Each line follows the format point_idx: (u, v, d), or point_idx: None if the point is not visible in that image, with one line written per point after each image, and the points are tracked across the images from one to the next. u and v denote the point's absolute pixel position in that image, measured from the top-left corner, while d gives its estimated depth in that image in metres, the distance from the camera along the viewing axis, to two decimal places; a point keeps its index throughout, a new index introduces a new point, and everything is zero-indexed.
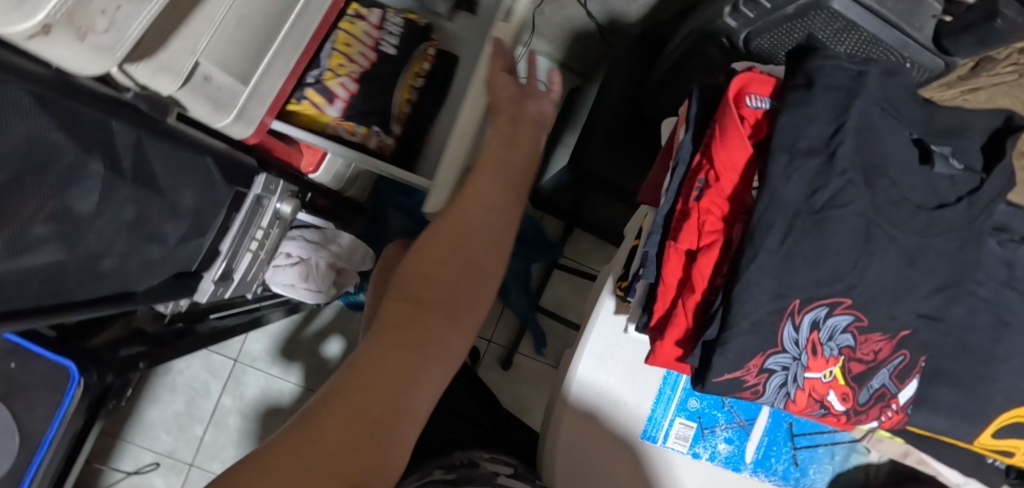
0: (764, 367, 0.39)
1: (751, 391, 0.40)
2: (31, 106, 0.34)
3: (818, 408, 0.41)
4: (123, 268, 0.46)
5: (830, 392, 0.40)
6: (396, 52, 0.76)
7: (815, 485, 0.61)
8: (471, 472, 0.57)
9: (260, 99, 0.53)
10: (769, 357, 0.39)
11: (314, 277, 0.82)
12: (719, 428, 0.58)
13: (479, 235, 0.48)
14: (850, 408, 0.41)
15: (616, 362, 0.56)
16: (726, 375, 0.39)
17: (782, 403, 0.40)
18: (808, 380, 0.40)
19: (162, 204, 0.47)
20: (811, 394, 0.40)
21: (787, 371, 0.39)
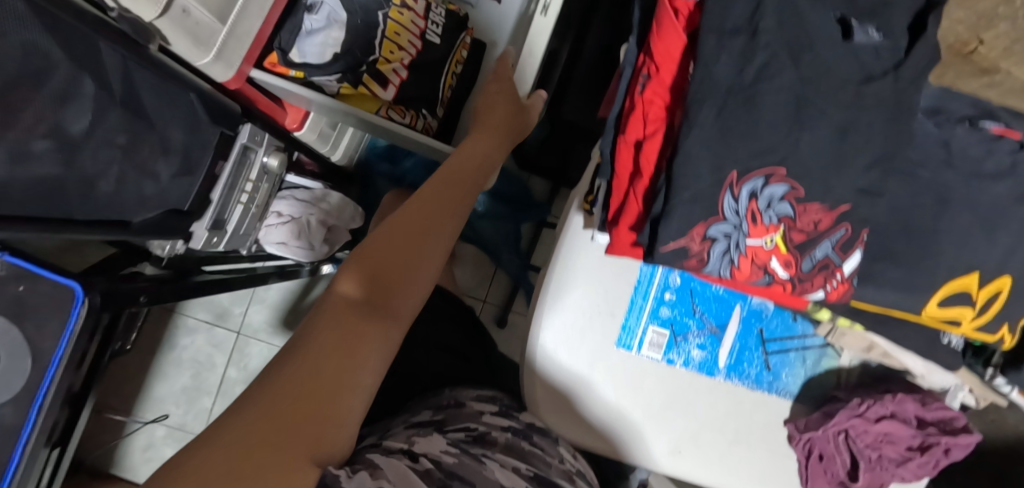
0: (707, 236, 0.42)
1: (697, 260, 0.42)
2: (27, 16, 0.38)
3: (761, 274, 0.43)
4: (118, 194, 0.51)
5: (772, 259, 0.43)
6: (440, 42, 0.74)
7: (788, 389, 0.64)
8: (459, 411, 0.58)
9: (239, 40, 0.58)
10: (710, 226, 0.41)
11: (305, 235, 0.86)
12: (691, 335, 0.61)
13: (416, 239, 0.46)
14: (791, 275, 0.43)
15: (587, 275, 0.58)
16: (672, 244, 0.41)
17: (727, 270, 0.43)
18: (750, 248, 0.42)
19: (151, 135, 0.52)
20: (753, 261, 0.42)
21: (728, 238, 0.42)
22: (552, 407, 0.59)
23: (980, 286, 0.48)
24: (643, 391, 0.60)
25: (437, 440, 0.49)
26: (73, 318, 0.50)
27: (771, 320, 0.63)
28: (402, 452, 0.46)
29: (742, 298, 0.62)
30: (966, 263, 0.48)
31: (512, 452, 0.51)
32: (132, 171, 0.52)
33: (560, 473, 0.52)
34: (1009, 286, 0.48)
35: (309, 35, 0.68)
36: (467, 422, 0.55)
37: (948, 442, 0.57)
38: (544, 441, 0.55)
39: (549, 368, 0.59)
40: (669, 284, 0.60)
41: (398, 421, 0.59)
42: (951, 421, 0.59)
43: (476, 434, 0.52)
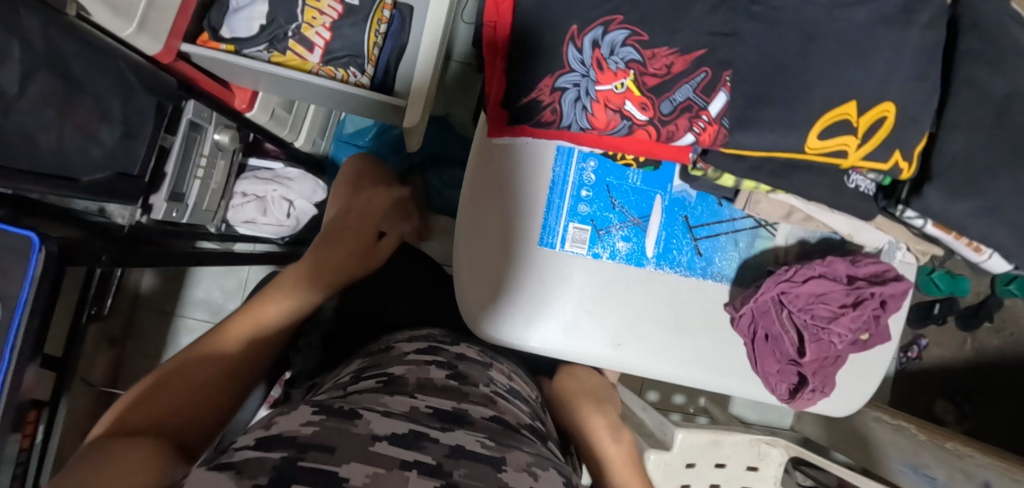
0: (557, 87, 0.45)
1: (550, 112, 0.46)
2: None
3: (619, 119, 0.46)
4: (65, 155, 0.57)
5: (626, 102, 0.45)
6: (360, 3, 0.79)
7: (724, 273, 0.64)
8: (385, 353, 0.57)
9: (159, 12, 0.65)
10: (558, 78, 0.45)
11: (272, 211, 0.94)
12: (613, 228, 0.62)
13: (220, 352, 0.51)
14: (651, 117, 0.46)
15: (499, 181, 0.61)
16: (528, 99, 0.46)
17: (583, 118, 0.46)
18: (601, 93, 0.45)
19: (89, 100, 0.58)
20: (606, 106, 0.45)
21: (578, 87, 0.45)
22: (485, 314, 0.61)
23: (860, 114, 0.46)
24: (570, 285, 0.62)
25: (302, 412, 0.37)
26: (32, 266, 0.55)
27: (695, 207, 0.64)
28: (249, 444, 0.33)
29: (661, 188, 0.63)
30: None
31: (426, 387, 0.47)
32: (73, 131, 0.57)
33: (479, 396, 0.49)
34: (894, 111, 0.47)
35: (236, 12, 0.74)
36: (387, 367, 0.51)
37: (878, 291, 0.58)
38: (470, 367, 0.55)
39: (472, 272, 0.61)
40: (584, 181, 0.62)
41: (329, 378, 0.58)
42: (883, 273, 0.59)
43: (388, 378, 0.48)
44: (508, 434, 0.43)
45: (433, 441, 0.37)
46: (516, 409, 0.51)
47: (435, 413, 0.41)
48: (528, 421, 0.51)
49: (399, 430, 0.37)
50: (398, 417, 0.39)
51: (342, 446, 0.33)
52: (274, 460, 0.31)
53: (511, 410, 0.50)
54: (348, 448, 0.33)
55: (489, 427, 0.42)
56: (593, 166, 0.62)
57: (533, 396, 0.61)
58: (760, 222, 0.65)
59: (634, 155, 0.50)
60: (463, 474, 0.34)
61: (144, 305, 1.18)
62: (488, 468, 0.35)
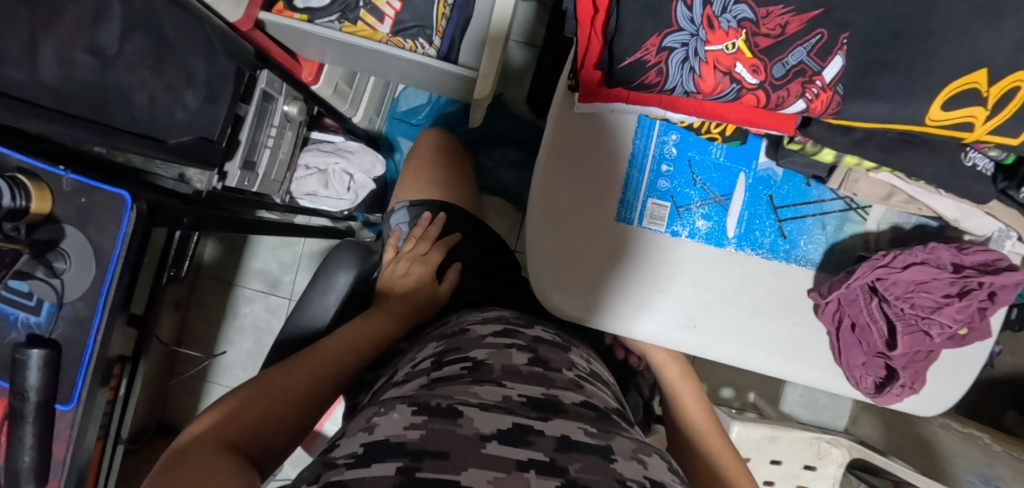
0: (664, 47, 0.44)
1: (655, 72, 0.45)
2: None
3: (727, 82, 0.44)
4: (153, 115, 0.58)
5: (736, 64, 0.43)
6: None
7: (809, 257, 0.61)
8: (459, 337, 0.54)
9: None
10: (666, 37, 0.43)
11: (333, 183, 0.95)
12: (694, 206, 0.60)
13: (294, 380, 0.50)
14: (762, 81, 0.44)
15: (577, 152, 0.59)
16: (629, 59, 0.45)
17: (688, 79, 0.44)
18: (710, 54, 0.43)
19: (176, 64, 0.59)
20: (714, 67, 0.43)
21: (686, 47, 0.43)
22: (558, 288, 0.59)
23: (990, 84, 0.42)
24: (648, 262, 0.60)
25: (403, 411, 0.35)
26: (125, 223, 0.57)
27: (781, 187, 0.61)
28: (354, 452, 0.32)
29: (746, 165, 0.60)
30: None
31: (511, 372, 0.45)
32: (163, 92, 0.59)
33: (566, 381, 0.46)
34: None
35: None
36: (468, 351, 0.49)
37: (987, 281, 0.53)
38: (551, 351, 0.52)
39: (548, 248, 0.58)
40: (665, 155, 0.60)
41: (405, 360, 0.55)
42: (994, 262, 0.54)
43: (473, 364, 0.46)
44: (604, 418, 0.41)
45: (540, 434, 0.35)
46: (604, 393, 0.48)
47: (530, 403, 0.39)
48: (618, 407, 0.48)
49: (504, 425, 0.35)
50: (496, 410, 0.37)
51: (455, 452, 0.31)
52: (392, 476, 0.29)
53: (600, 394, 0.47)
54: (462, 454, 0.31)
55: (584, 415, 0.40)
56: (675, 140, 0.60)
57: (613, 382, 0.57)
58: (851, 204, 0.61)
59: (737, 124, 0.49)
60: (578, 468, 0.32)
61: (206, 273, 1.22)
62: (598, 458, 0.33)
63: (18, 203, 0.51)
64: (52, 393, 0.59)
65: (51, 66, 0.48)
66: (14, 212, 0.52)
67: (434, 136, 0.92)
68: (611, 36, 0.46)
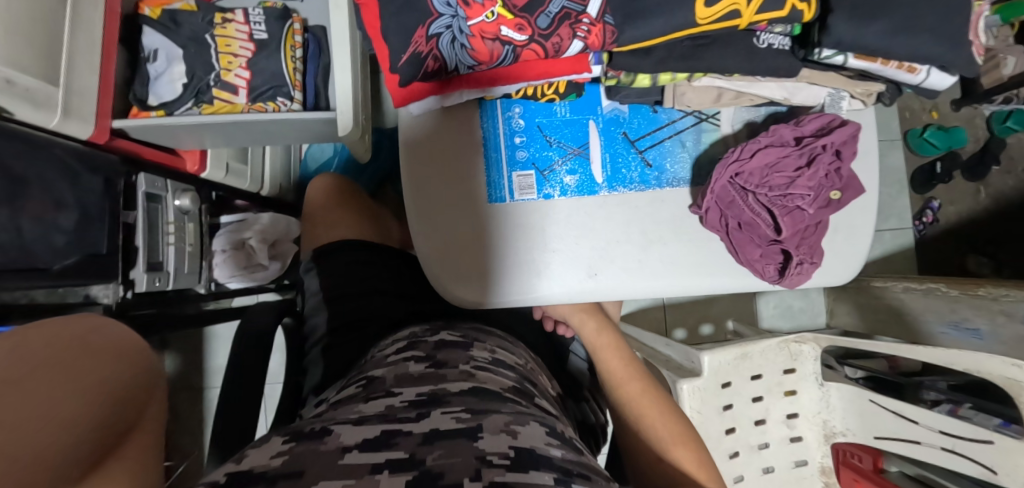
0: (432, 35, 0.48)
1: (433, 60, 0.49)
2: None
3: (500, 46, 0.47)
4: (24, 246, 0.60)
5: (501, 28, 0.47)
6: (268, 35, 0.81)
7: (680, 177, 0.63)
8: (366, 363, 0.57)
9: (81, 95, 0.65)
10: (430, 26, 0.47)
11: (257, 256, 0.97)
12: (557, 165, 0.62)
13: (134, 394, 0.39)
14: (530, 36, 0.47)
15: (432, 152, 0.61)
16: (406, 56, 0.49)
17: (465, 54, 0.48)
18: (475, 27, 0.47)
19: (36, 193, 0.60)
20: (483, 38, 0.47)
21: (451, 29, 0.47)
22: (454, 282, 0.61)
23: None
24: (530, 233, 0.62)
25: (273, 443, 0.37)
26: None
27: (632, 121, 0.63)
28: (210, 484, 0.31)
29: (592, 112, 0.63)
30: None
31: (404, 380, 0.47)
32: (31, 222, 0.60)
33: (458, 374, 0.49)
34: None
35: (157, 80, 0.76)
36: (370, 371, 0.52)
37: (828, 143, 0.56)
38: (450, 351, 0.54)
39: (433, 249, 0.61)
40: (515, 129, 0.63)
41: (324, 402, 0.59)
42: (829, 124, 0.57)
43: (368, 382, 0.49)
44: (488, 399, 0.44)
45: (406, 434, 0.36)
46: (500, 377, 0.51)
47: (412, 403, 0.42)
48: (516, 385, 0.51)
49: (370, 434, 0.36)
50: (373, 421, 0.39)
51: (312, 468, 0.32)
52: None
53: (494, 378, 0.50)
54: (316, 469, 0.32)
55: (466, 400, 0.42)
56: (519, 112, 0.63)
57: (520, 363, 0.60)
58: (701, 116, 0.64)
59: (538, 79, 0.53)
60: (437, 457, 0.34)
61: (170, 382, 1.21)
62: (463, 440, 0.36)
63: None
64: None
65: None
66: None
67: (329, 178, 0.93)
68: (389, 42, 0.49)
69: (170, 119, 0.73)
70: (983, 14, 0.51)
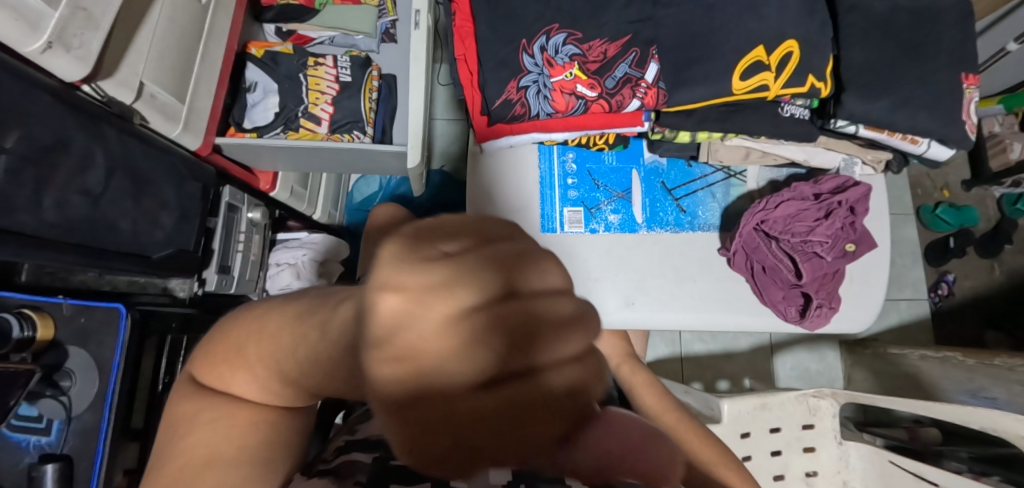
0: (521, 86, 0.59)
1: (520, 105, 0.59)
2: (61, 111, 0.55)
3: (575, 100, 0.59)
4: (136, 236, 0.68)
5: (577, 85, 0.58)
6: (352, 78, 0.94)
7: (709, 222, 0.72)
8: None
9: (198, 115, 0.76)
10: (520, 79, 0.59)
11: (305, 274, 1.03)
12: (603, 205, 0.72)
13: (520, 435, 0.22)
14: (599, 93, 0.58)
15: (496, 192, 0.71)
16: (499, 100, 0.60)
17: (546, 103, 0.59)
18: (556, 83, 0.58)
19: (151, 191, 0.69)
20: (562, 91, 0.58)
21: (536, 83, 0.59)
22: None
23: (769, 54, 0.55)
24: (577, 265, 0.70)
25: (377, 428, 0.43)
26: (122, 331, 0.66)
27: (669, 172, 0.73)
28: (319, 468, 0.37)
29: (635, 162, 0.73)
30: (778, 31, 0.56)
31: None
32: (143, 216, 0.69)
33: None
34: (798, 46, 0.56)
35: (253, 107, 0.88)
36: None
37: (843, 199, 0.65)
38: None
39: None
40: (567, 171, 0.72)
41: None
42: (844, 184, 0.67)
43: None
44: None
45: None
46: None
47: None
48: None
49: None
50: None
51: None
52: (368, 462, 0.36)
53: None
54: None
55: None
56: (572, 157, 0.72)
57: None
58: (729, 172, 0.74)
59: (600, 128, 0.61)
60: None
61: None
62: None
63: (25, 333, 0.59)
64: None
65: (52, 207, 0.56)
66: (22, 342, 0.59)
67: None
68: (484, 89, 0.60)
69: (263, 140, 0.82)
70: (974, 100, 0.61)
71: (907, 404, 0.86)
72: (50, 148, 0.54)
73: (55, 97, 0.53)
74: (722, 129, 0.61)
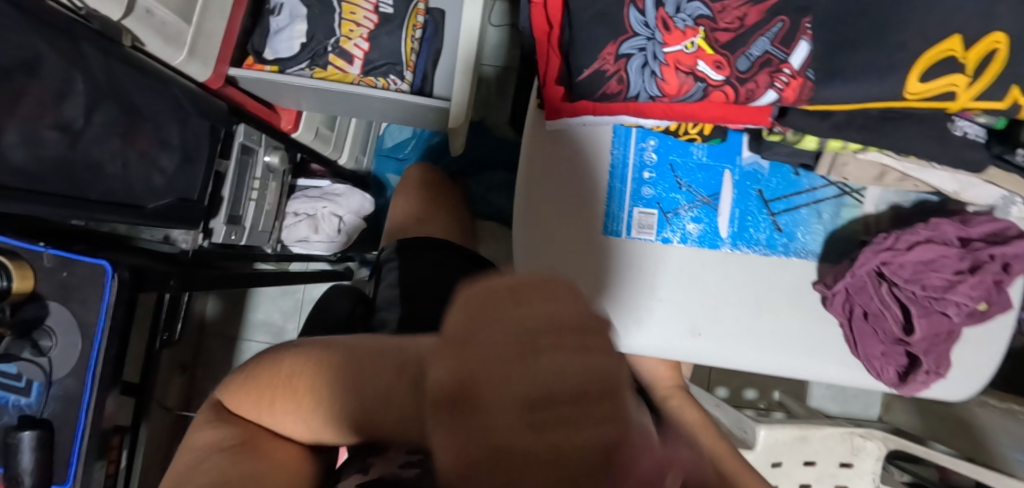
0: (622, 54, 0.44)
1: (616, 81, 0.45)
2: (19, 20, 0.43)
3: (692, 82, 0.44)
4: (128, 180, 0.57)
5: (698, 62, 0.43)
6: (394, 10, 0.79)
7: (809, 248, 0.59)
8: None
9: (207, 39, 0.64)
10: (622, 44, 0.44)
11: (323, 228, 0.94)
12: (682, 210, 0.58)
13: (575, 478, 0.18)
14: (728, 77, 0.43)
15: (557, 176, 0.57)
16: (588, 71, 0.45)
17: (653, 83, 0.44)
18: (670, 56, 0.43)
19: (146, 128, 0.58)
20: (677, 69, 0.43)
21: (644, 52, 0.44)
22: None
23: (966, 49, 0.39)
24: (642, 276, 0.58)
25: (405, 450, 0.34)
26: (108, 292, 0.57)
27: (770, 179, 0.59)
28: None
29: (730, 161, 0.59)
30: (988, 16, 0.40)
31: None
32: (138, 158, 0.58)
33: None
34: (1008, 43, 0.39)
35: (276, 34, 0.74)
36: None
37: (998, 253, 0.52)
38: None
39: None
40: (646, 162, 0.59)
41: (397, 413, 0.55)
42: (1003, 231, 0.53)
43: None
44: None
45: None
46: None
47: None
48: None
49: None
50: None
51: None
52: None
53: None
54: None
55: None
56: (653, 145, 0.59)
57: None
58: (845, 188, 0.59)
59: (708, 122, 0.48)
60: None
61: (209, 333, 1.17)
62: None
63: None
64: (46, 476, 0.57)
65: (17, 144, 0.45)
66: None
67: (427, 173, 0.92)
68: (566, 50, 0.47)
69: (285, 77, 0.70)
70: None
71: (967, 466, 0.73)
72: (14, 69, 0.44)
73: (14, 7, 0.42)
74: (864, 142, 0.47)
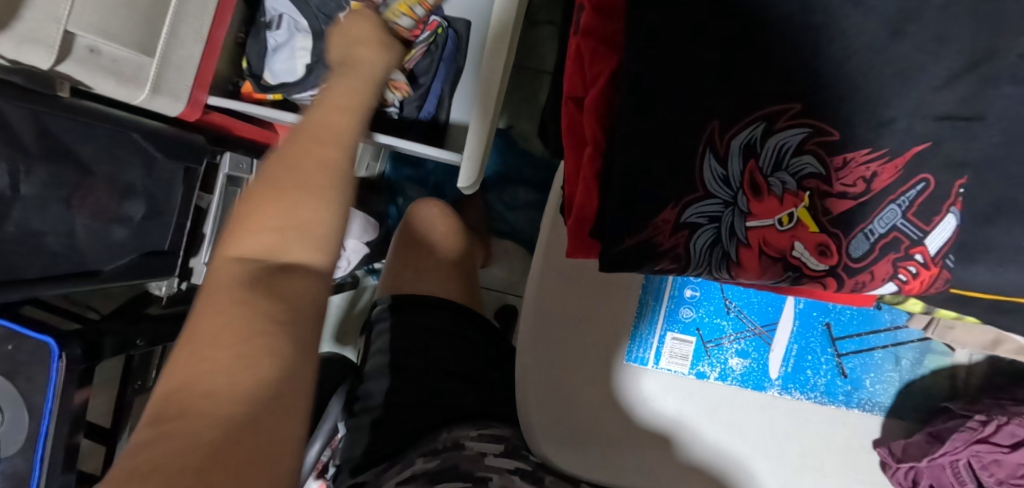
0: (683, 224, 0.32)
1: (672, 258, 0.33)
2: None
3: (782, 271, 0.32)
4: (78, 247, 0.49)
5: (795, 243, 0.32)
6: None
7: (877, 400, 0.48)
8: (455, 455, 0.45)
9: (179, 70, 0.53)
10: (685, 210, 0.32)
11: None
12: (727, 340, 0.49)
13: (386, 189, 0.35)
14: (834, 266, 0.31)
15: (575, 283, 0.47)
16: (633, 239, 0.32)
17: (723, 266, 0.33)
18: (755, 230, 0.32)
19: (97, 183, 0.50)
20: (762, 247, 0.32)
21: (717, 223, 0.33)
22: (564, 442, 0.48)
23: None
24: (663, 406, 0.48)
25: None
26: (55, 372, 0.50)
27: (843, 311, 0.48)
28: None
29: None
30: None
31: None
32: (90, 218, 0.50)
33: None
34: None
35: (275, 53, 0.64)
36: (468, 471, 0.43)
37: None
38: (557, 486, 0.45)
39: (542, 396, 0.48)
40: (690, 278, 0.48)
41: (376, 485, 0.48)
42: None
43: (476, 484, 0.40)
44: None
45: None
46: None
47: None
48: None
49: None
50: None
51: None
52: None
53: None
54: None
55: None
56: None
57: None
58: None
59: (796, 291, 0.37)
60: None
61: None
62: None
63: None
64: None
65: None
66: None
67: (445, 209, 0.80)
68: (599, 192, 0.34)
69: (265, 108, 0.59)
70: None
71: None
72: None
73: None
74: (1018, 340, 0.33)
